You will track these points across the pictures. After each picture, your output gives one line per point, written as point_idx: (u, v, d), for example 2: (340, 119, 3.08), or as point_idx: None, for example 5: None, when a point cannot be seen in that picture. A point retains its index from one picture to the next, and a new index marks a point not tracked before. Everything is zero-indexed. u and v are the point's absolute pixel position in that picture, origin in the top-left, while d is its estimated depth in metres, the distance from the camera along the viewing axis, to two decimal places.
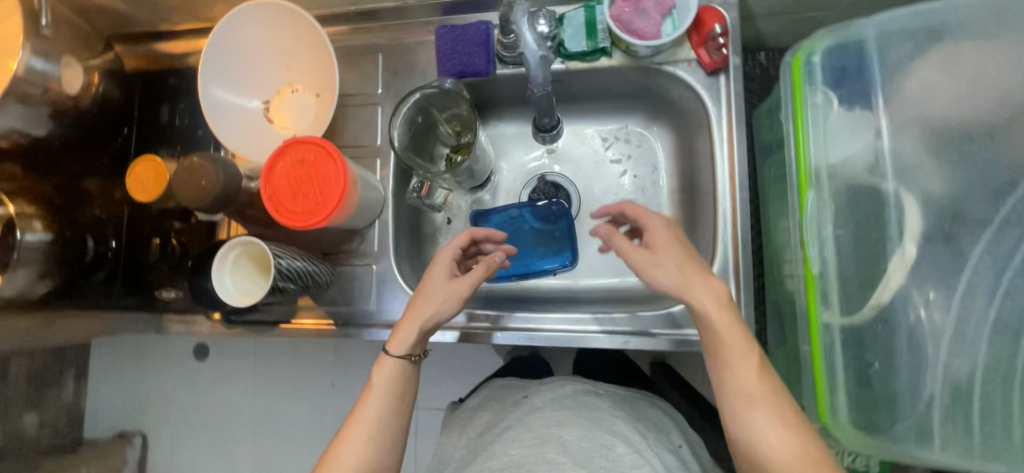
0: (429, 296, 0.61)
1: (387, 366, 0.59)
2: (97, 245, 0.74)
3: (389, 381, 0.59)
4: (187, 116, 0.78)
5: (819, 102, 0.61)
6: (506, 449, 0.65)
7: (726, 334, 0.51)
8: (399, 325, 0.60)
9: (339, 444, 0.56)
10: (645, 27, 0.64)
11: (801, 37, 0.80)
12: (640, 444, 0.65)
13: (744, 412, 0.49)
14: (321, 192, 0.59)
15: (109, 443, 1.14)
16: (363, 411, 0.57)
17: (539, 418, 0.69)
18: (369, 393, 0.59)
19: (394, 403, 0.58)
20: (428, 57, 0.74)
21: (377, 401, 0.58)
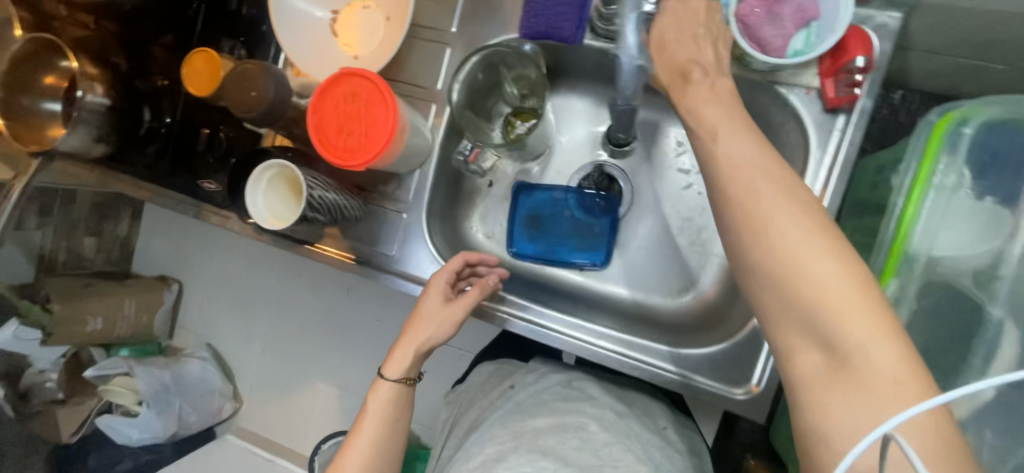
0: (424, 323, 0.63)
1: (384, 387, 0.62)
2: (151, 119, 0.76)
3: (387, 400, 0.62)
4: (256, 6, 0.74)
5: (949, 183, 0.51)
6: (482, 448, 0.61)
7: (753, 189, 0.41)
8: (394, 350, 0.63)
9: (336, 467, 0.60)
10: (772, 37, 0.54)
11: (955, 83, 0.66)
12: (616, 428, 0.61)
13: (775, 246, 0.39)
14: (365, 133, 0.56)
15: (151, 282, 1.20)
16: (366, 421, 0.61)
17: (515, 408, 0.67)
18: (369, 402, 0.62)
19: (393, 418, 0.62)
20: (513, 4, 0.66)
21: (377, 416, 0.62)
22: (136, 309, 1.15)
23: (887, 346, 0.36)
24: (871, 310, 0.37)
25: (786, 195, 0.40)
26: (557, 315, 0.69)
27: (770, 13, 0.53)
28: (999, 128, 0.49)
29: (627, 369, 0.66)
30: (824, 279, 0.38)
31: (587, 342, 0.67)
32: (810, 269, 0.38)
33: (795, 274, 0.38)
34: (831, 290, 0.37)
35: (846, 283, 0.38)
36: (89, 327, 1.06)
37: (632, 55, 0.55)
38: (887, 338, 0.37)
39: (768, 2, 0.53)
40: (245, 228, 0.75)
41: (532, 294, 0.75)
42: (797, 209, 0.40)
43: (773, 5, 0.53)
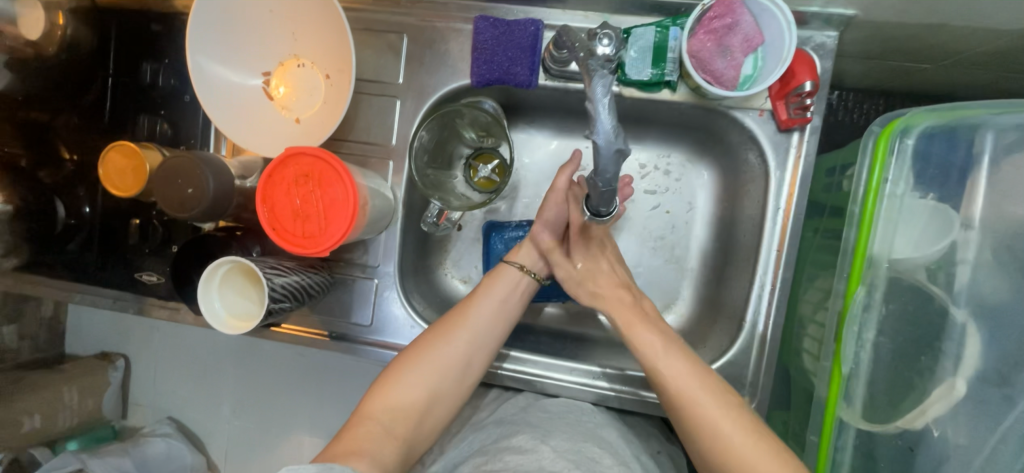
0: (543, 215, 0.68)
1: (498, 289, 0.63)
2: (68, 214, 0.67)
3: (490, 311, 0.62)
4: (173, 76, 0.67)
5: (899, 191, 0.53)
6: (501, 454, 0.53)
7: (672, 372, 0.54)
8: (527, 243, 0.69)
9: (415, 358, 0.59)
10: (721, 70, 0.55)
11: (884, 81, 0.70)
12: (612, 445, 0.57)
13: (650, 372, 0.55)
14: (324, 215, 0.51)
15: (91, 363, 1.08)
16: (468, 318, 0.61)
17: (521, 421, 0.60)
18: (479, 301, 0.62)
19: (485, 332, 0.61)
20: (461, 48, 0.64)
21: (485, 303, 0.62)
22: (78, 395, 1.03)
23: (717, 406, 0.51)
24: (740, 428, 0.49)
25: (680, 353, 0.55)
26: (549, 361, 0.67)
27: (718, 46, 0.54)
28: (941, 134, 0.52)
29: (627, 405, 0.65)
30: (691, 406, 0.52)
31: (584, 384, 0.66)
32: (670, 378, 0.53)
33: (684, 422, 0.52)
34: (703, 419, 0.51)
35: (703, 396, 0.52)
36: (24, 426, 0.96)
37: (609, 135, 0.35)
38: (719, 401, 0.51)
39: (717, 34, 0.54)
40: (198, 318, 0.67)
41: (517, 341, 0.72)
42: (682, 354, 0.55)
43: (720, 37, 0.54)
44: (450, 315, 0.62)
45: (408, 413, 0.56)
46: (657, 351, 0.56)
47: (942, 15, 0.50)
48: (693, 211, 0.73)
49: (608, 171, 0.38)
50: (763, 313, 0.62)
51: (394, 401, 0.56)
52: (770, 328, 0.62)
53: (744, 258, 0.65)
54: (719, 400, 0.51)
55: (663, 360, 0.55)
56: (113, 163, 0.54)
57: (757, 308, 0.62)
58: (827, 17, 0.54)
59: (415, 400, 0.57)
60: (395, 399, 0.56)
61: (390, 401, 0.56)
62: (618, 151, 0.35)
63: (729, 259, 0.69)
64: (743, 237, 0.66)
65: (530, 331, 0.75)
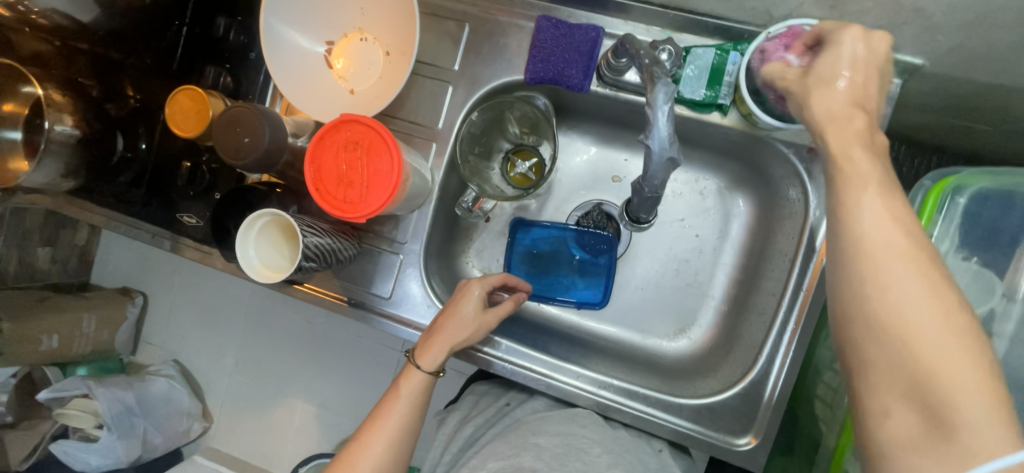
0: (461, 324, 0.59)
1: (406, 399, 0.57)
2: (126, 148, 0.70)
3: (405, 422, 0.57)
4: (243, 31, 0.70)
5: (941, 248, 0.52)
6: (484, 463, 0.55)
7: (873, 176, 0.38)
8: (431, 340, 0.59)
9: None
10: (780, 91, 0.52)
11: (941, 137, 0.69)
12: (617, 447, 0.58)
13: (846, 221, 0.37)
14: (367, 183, 0.53)
15: (111, 295, 1.12)
16: (374, 438, 0.56)
17: (505, 432, 0.61)
18: (388, 412, 0.57)
19: (400, 447, 0.56)
20: (519, 44, 0.65)
21: (401, 412, 0.57)
22: (96, 324, 1.06)
23: (918, 289, 0.33)
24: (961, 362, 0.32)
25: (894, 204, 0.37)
26: (557, 362, 0.67)
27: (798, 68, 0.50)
28: (997, 197, 0.51)
29: (628, 420, 0.64)
30: (898, 313, 0.33)
31: (588, 392, 0.65)
32: (861, 214, 0.36)
33: (879, 325, 0.34)
34: (914, 329, 0.33)
35: (926, 305, 0.33)
36: (42, 345, 0.97)
37: (664, 144, 0.45)
38: (929, 281, 0.34)
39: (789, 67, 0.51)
40: (228, 264, 0.70)
41: (526, 339, 0.72)
42: (883, 193, 0.37)
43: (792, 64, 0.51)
44: (361, 431, 0.57)
45: None
46: (906, 233, 0.35)
47: (1012, 77, 0.49)
48: (725, 238, 0.73)
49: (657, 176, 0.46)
50: (780, 352, 0.61)
51: None
52: (784, 368, 0.61)
53: (767, 292, 0.65)
54: (952, 332, 0.32)
55: (900, 250, 0.35)
56: (180, 102, 0.57)
57: (771, 345, 0.62)
58: (893, 63, 0.54)
59: None
60: None
61: None
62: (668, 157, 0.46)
63: (752, 292, 0.68)
64: (772, 270, 0.65)
65: (538, 329, 0.76)
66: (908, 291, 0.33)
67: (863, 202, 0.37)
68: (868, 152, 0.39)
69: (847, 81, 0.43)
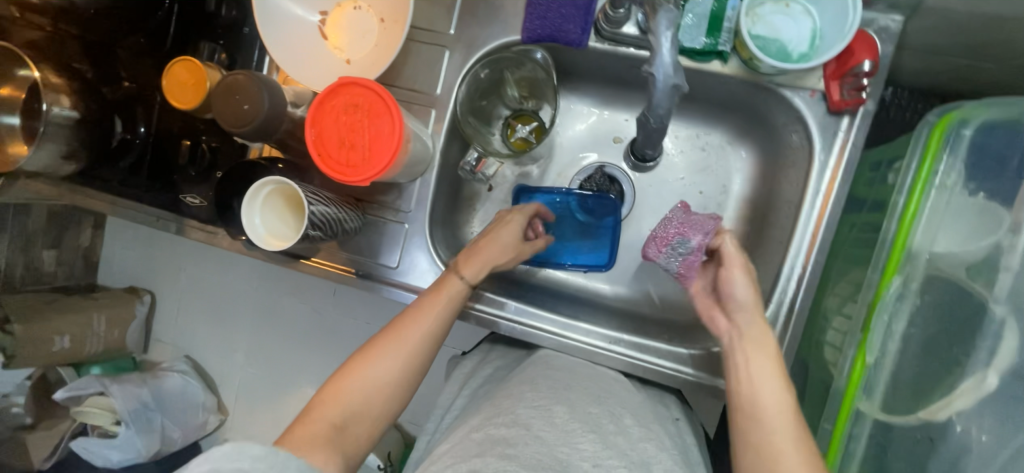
0: (503, 245, 0.63)
1: (436, 309, 0.58)
2: (124, 130, 0.70)
3: (424, 334, 0.56)
4: (235, 7, 0.69)
5: (949, 182, 0.52)
6: (513, 406, 0.53)
7: (755, 344, 0.51)
8: (472, 255, 0.61)
9: (364, 357, 0.55)
10: (671, 214, 0.64)
11: (944, 81, 0.68)
12: (648, 420, 0.57)
13: (738, 368, 0.51)
14: (369, 145, 0.53)
15: (119, 295, 1.12)
16: (412, 328, 0.56)
17: (538, 376, 0.59)
18: (423, 308, 0.57)
19: (434, 341, 0.57)
20: (515, 4, 0.64)
21: (441, 308, 0.58)
22: (106, 323, 1.08)
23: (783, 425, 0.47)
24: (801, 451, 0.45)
25: (771, 356, 0.50)
26: (568, 321, 0.68)
27: (660, 254, 0.63)
28: (1003, 127, 0.50)
29: (639, 372, 0.65)
30: (772, 384, 0.49)
31: (600, 347, 0.66)
32: (750, 365, 0.50)
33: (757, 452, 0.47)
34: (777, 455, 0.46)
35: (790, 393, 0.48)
36: (55, 346, 1.00)
37: (667, 71, 0.50)
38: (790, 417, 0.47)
39: (664, 241, 0.63)
40: (235, 243, 0.70)
41: (538, 301, 0.72)
42: (766, 351, 0.51)
43: (670, 244, 0.62)
44: (398, 319, 0.57)
45: (358, 416, 0.53)
46: (773, 379, 0.49)
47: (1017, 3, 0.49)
48: (727, 194, 0.73)
49: (660, 106, 0.51)
50: (788, 302, 0.61)
51: (343, 404, 0.52)
52: (791, 310, 0.60)
53: (774, 242, 0.65)
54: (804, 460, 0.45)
55: (767, 393, 0.48)
56: (176, 74, 0.56)
57: (781, 291, 0.61)
58: None
59: (366, 407, 0.53)
60: (346, 406, 0.52)
61: (336, 403, 0.52)
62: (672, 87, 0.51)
63: (759, 244, 0.68)
64: (778, 220, 0.65)
65: (547, 292, 0.76)
66: (773, 425, 0.47)
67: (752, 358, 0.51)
68: (766, 339, 0.51)
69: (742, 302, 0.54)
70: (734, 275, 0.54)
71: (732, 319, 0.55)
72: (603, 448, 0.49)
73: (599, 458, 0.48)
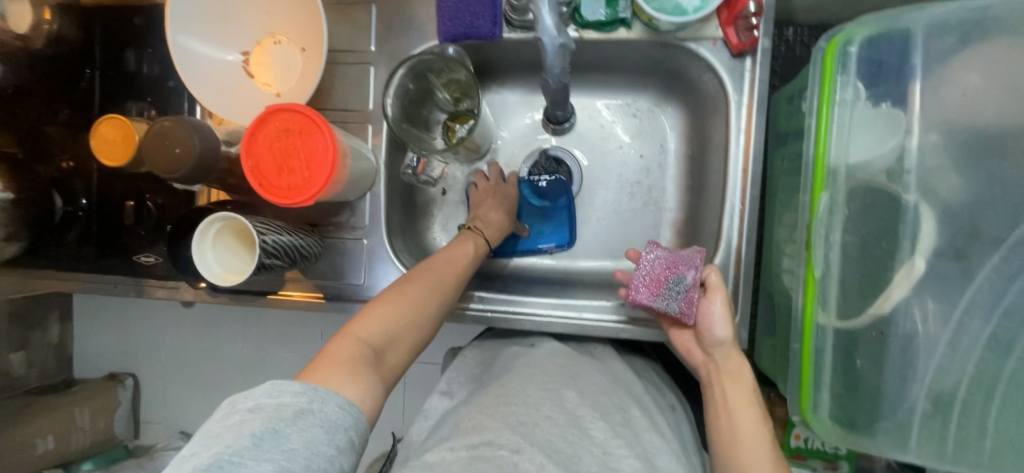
0: (510, 210, 0.72)
1: (464, 253, 0.63)
2: (67, 205, 0.70)
3: (454, 276, 0.60)
4: (156, 63, 0.70)
5: (848, 97, 0.55)
6: (525, 389, 0.54)
7: (737, 403, 0.56)
8: (489, 219, 0.69)
9: (401, 285, 0.57)
10: (643, 257, 0.63)
11: (834, 12, 0.74)
12: (653, 412, 0.59)
13: (724, 423, 0.56)
14: (307, 165, 0.54)
15: (99, 384, 1.09)
16: (445, 266, 0.60)
17: (545, 362, 0.61)
18: (454, 252, 0.62)
19: (463, 282, 0.61)
20: (427, 11, 0.67)
21: (469, 253, 0.63)
22: (90, 416, 1.05)
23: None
24: (773, 458, 0.53)
25: (754, 411, 0.56)
26: (539, 300, 0.69)
27: (654, 299, 0.61)
28: (882, 38, 0.54)
29: (616, 334, 0.67)
30: (755, 440, 0.54)
31: (572, 318, 0.68)
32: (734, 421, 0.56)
33: None
34: None
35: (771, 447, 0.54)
36: (37, 448, 0.96)
37: (552, 34, 0.54)
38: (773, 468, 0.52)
39: (657, 283, 0.61)
40: (200, 293, 0.70)
41: (508, 288, 0.74)
42: (750, 407, 0.56)
43: (662, 286, 0.61)
44: (431, 259, 0.61)
45: (391, 341, 0.53)
46: (755, 436, 0.54)
47: None
48: (666, 152, 0.77)
49: (556, 66, 0.57)
50: (735, 240, 0.64)
51: (380, 327, 0.53)
52: (743, 245, 0.64)
53: (714, 186, 0.68)
54: None
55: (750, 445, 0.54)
56: (104, 134, 0.57)
57: (728, 229, 0.65)
58: None
59: (400, 333, 0.54)
60: (385, 330, 0.53)
61: (374, 325, 0.53)
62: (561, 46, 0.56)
63: (703, 191, 0.72)
64: (713, 166, 0.69)
65: (518, 279, 0.78)
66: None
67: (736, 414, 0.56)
68: (748, 399, 0.56)
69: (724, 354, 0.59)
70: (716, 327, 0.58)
71: (709, 352, 0.60)
72: (613, 435, 0.50)
73: (608, 444, 0.49)
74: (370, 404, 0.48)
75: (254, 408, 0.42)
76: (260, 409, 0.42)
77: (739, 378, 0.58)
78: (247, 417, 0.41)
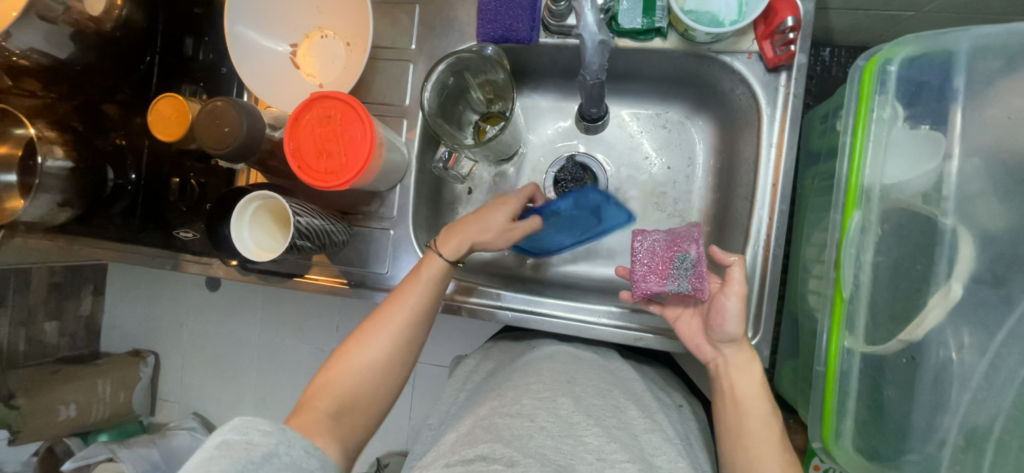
0: (486, 224, 0.63)
1: (418, 290, 0.60)
2: (117, 178, 0.73)
3: (409, 319, 0.59)
4: (211, 51, 0.74)
5: (886, 117, 0.55)
6: (517, 398, 0.53)
7: (743, 383, 0.55)
8: (449, 237, 0.62)
9: (360, 339, 0.57)
10: (638, 249, 0.63)
11: (875, 34, 0.73)
12: (653, 409, 0.58)
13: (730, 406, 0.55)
14: (345, 151, 0.57)
15: (123, 359, 1.12)
16: (399, 311, 0.58)
17: (555, 364, 0.60)
18: (407, 293, 0.60)
19: (421, 321, 0.60)
20: (468, 14, 0.69)
21: (427, 286, 0.60)
22: (111, 388, 1.09)
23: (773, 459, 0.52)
24: (779, 445, 0.53)
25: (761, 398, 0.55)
26: (556, 301, 0.69)
27: (666, 283, 0.60)
28: (921, 60, 0.53)
29: (633, 342, 0.67)
30: (763, 427, 0.53)
31: (589, 323, 0.68)
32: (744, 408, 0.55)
33: None
34: None
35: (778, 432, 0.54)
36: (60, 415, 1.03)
37: (592, 30, 0.55)
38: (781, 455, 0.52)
39: (664, 267, 0.61)
40: (230, 271, 0.73)
41: (527, 288, 0.75)
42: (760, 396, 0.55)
43: (670, 268, 0.61)
44: (386, 303, 0.59)
45: (356, 400, 0.55)
46: (764, 421, 0.54)
47: None
48: (694, 165, 0.76)
49: (594, 62, 0.57)
50: (761, 255, 0.63)
51: (341, 389, 0.55)
52: (769, 261, 0.63)
53: (743, 201, 0.68)
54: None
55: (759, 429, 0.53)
56: (160, 109, 0.61)
57: (755, 245, 0.64)
58: None
59: (361, 389, 0.55)
60: (345, 391, 0.55)
61: (335, 388, 0.55)
62: (599, 42, 0.56)
63: (730, 206, 0.71)
64: (742, 180, 0.68)
65: (537, 281, 0.78)
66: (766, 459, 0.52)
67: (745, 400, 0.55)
68: (756, 384, 0.55)
69: (732, 345, 0.57)
70: (729, 320, 0.56)
71: (717, 347, 0.58)
72: (608, 440, 0.49)
73: (602, 451, 0.48)
74: (345, 456, 0.52)
75: (220, 445, 0.41)
76: (227, 447, 0.41)
77: (745, 359, 0.56)
78: (214, 455, 0.41)
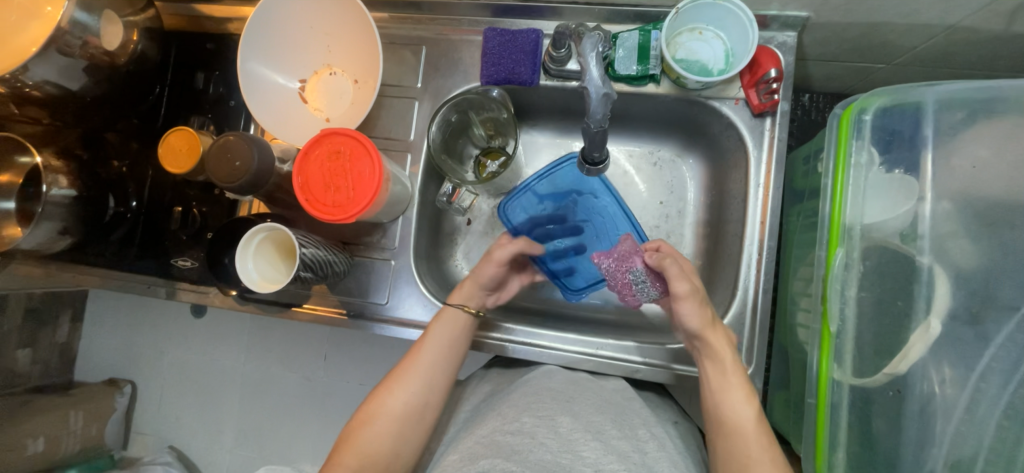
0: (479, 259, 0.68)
1: (433, 342, 0.62)
2: (117, 205, 0.74)
3: (427, 372, 0.60)
4: (221, 84, 0.77)
5: (863, 161, 0.59)
6: (519, 414, 0.54)
7: (723, 368, 0.56)
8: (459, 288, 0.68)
9: (382, 394, 0.59)
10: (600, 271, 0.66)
11: (849, 84, 0.80)
12: (651, 421, 0.59)
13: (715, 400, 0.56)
14: (352, 186, 0.58)
15: (99, 389, 1.09)
16: (417, 366, 0.60)
17: (553, 388, 0.61)
18: (423, 347, 0.62)
19: (438, 374, 0.61)
20: (472, 56, 0.73)
21: (444, 339, 0.62)
22: (83, 420, 1.04)
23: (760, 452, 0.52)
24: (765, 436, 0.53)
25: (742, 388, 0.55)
26: (555, 333, 0.71)
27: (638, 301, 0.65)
28: (894, 110, 0.58)
29: (630, 373, 0.68)
30: (745, 418, 0.54)
31: (588, 355, 0.69)
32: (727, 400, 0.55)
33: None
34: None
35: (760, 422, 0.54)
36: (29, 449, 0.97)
37: (597, 84, 0.54)
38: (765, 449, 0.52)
39: (626, 287, 0.65)
40: (228, 299, 0.73)
41: (525, 318, 0.76)
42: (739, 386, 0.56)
43: (631, 288, 0.64)
44: (406, 358, 0.62)
45: (377, 457, 0.56)
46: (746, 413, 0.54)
47: (881, 12, 0.58)
48: (686, 201, 0.80)
49: (597, 113, 0.55)
50: (751, 288, 0.66)
51: (363, 447, 0.56)
52: (760, 294, 0.66)
53: (733, 235, 0.71)
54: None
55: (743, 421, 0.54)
56: (171, 143, 0.63)
57: (745, 278, 0.66)
58: (785, 19, 0.63)
59: (382, 445, 0.57)
60: (367, 448, 0.56)
61: (357, 447, 0.56)
62: (603, 95, 0.54)
63: (720, 240, 0.74)
64: (732, 215, 0.72)
65: (535, 310, 0.79)
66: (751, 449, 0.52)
67: (727, 393, 0.55)
68: (733, 371, 0.56)
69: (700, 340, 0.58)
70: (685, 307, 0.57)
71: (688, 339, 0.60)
72: (606, 453, 0.49)
73: (600, 462, 0.48)
74: None
75: None
76: None
77: (723, 347, 0.57)
78: None
